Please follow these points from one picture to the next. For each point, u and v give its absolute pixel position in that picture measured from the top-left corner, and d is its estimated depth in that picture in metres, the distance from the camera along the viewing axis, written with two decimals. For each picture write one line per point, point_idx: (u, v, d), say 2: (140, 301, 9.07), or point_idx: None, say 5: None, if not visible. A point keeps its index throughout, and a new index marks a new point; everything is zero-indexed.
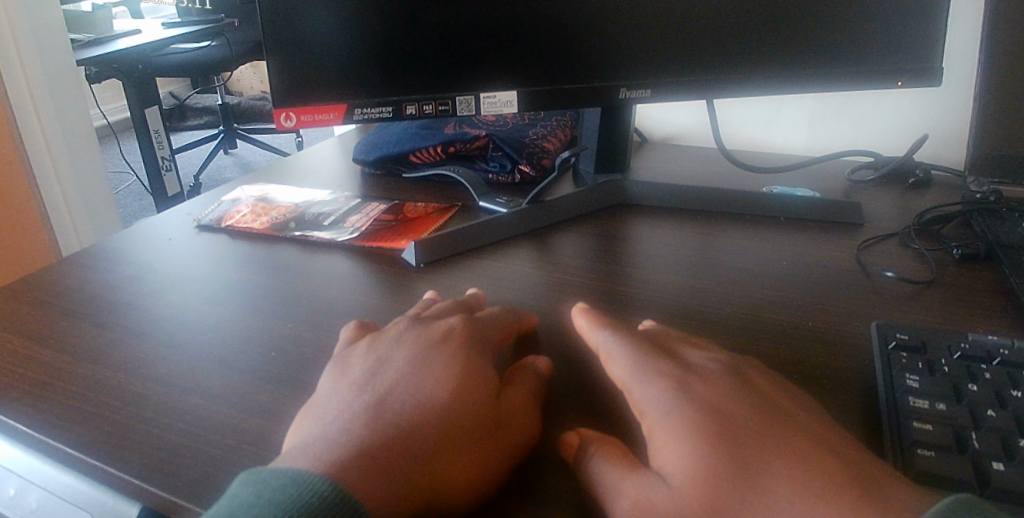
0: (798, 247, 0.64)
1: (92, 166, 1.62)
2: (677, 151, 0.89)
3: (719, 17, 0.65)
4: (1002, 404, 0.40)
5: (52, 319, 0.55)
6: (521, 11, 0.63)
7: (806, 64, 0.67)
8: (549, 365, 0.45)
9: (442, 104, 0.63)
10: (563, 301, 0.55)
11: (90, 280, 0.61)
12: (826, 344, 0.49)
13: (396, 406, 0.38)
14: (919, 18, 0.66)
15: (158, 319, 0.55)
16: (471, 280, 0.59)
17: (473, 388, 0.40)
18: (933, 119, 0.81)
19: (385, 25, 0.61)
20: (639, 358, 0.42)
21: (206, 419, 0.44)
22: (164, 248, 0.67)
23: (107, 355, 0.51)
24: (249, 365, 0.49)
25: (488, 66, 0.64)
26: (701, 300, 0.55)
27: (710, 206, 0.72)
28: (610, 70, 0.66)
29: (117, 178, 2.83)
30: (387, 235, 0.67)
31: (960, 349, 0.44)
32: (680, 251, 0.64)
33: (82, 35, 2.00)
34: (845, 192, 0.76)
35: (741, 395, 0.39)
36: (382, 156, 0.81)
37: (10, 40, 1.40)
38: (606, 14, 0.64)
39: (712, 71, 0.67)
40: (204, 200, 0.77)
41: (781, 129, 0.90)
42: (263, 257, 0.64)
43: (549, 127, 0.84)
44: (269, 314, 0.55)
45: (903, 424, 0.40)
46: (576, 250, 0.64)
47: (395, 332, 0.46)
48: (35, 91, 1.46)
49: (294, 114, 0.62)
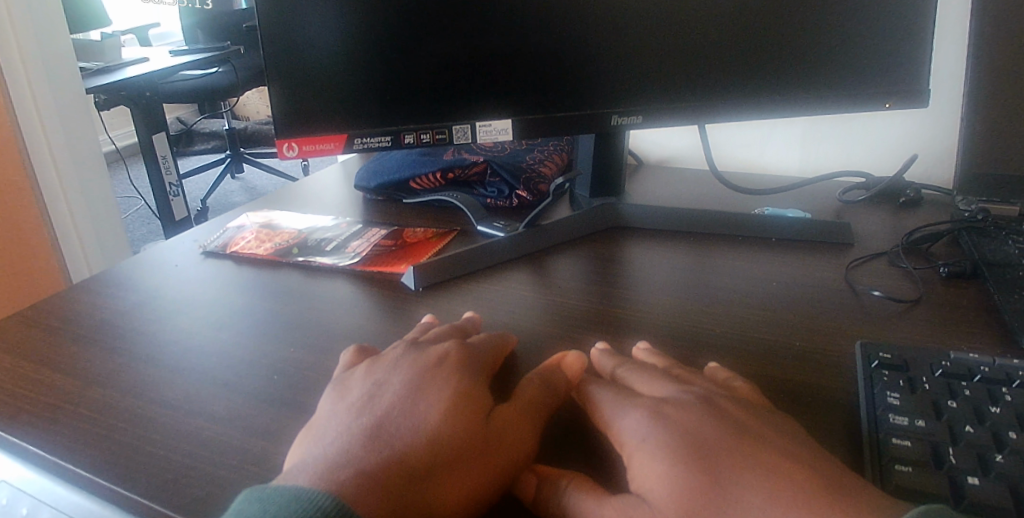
0: (788, 266, 0.66)
1: (100, 191, 1.65)
2: (672, 173, 0.91)
3: (708, 45, 0.67)
4: (980, 420, 0.42)
5: (63, 344, 0.57)
6: (516, 42, 0.65)
7: (794, 87, 0.69)
8: (548, 380, 0.46)
9: (439, 133, 0.66)
10: (558, 323, 0.57)
11: (100, 306, 0.63)
12: (814, 363, 0.51)
13: (391, 429, 0.40)
14: (905, 41, 0.68)
15: (165, 343, 0.57)
16: (469, 304, 0.61)
17: (466, 411, 0.42)
18: (921, 140, 0.83)
19: (386, 57, 0.64)
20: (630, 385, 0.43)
21: (211, 441, 0.46)
22: (171, 274, 0.69)
23: (115, 379, 0.52)
24: (253, 389, 0.50)
25: (484, 96, 0.66)
26: (692, 320, 0.57)
27: (703, 228, 0.73)
28: (601, 98, 0.68)
29: (126, 204, 2.87)
30: (388, 260, 0.69)
31: (942, 367, 0.46)
32: (672, 272, 0.65)
33: (92, 63, 2.04)
34: (836, 212, 0.78)
35: (724, 416, 0.40)
36: (383, 183, 0.83)
37: (19, 62, 1.43)
38: (596, 43, 0.66)
39: (703, 97, 0.69)
40: (209, 226, 0.79)
41: (774, 151, 0.91)
42: (267, 283, 0.66)
43: (546, 151, 0.86)
44: (273, 338, 0.57)
45: (882, 440, 0.41)
46: (572, 272, 0.66)
47: (392, 356, 0.47)
48: (46, 119, 1.49)
49: (297, 144, 0.64)
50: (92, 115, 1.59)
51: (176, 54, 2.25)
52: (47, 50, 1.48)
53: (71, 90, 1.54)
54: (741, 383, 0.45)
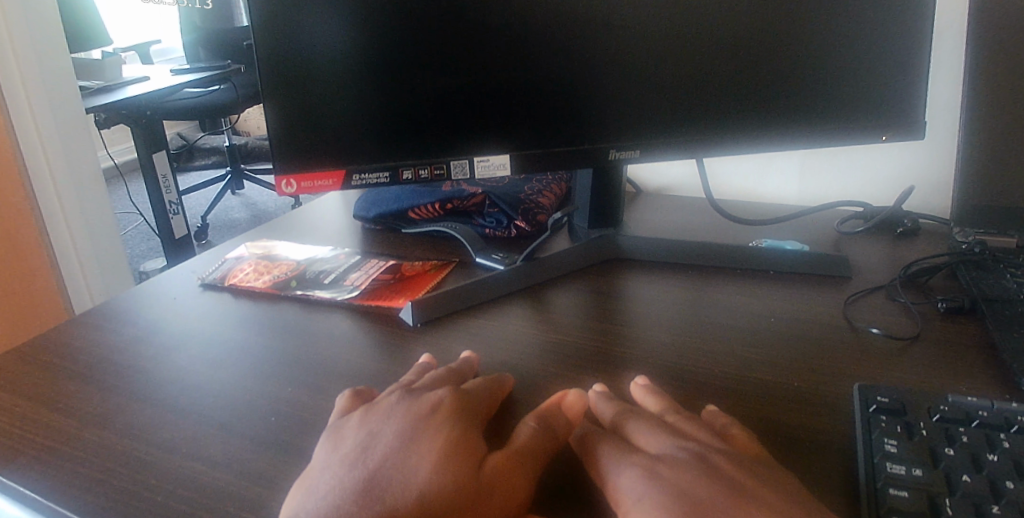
0: (785, 301, 0.66)
1: (101, 219, 1.62)
2: (671, 202, 0.92)
3: (705, 79, 0.68)
4: (977, 468, 0.42)
5: (60, 381, 0.57)
6: (514, 78, 0.65)
7: (791, 121, 0.69)
8: (554, 431, 0.46)
9: (437, 169, 0.66)
10: (555, 361, 0.57)
11: (97, 341, 0.63)
12: (811, 405, 0.51)
13: (385, 482, 0.39)
14: (900, 76, 0.69)
15: (161, 382, 0.57)
16: (467, 341, 0.61)
17: (458, 464, 0.41)
18: (919, 170, 0.83)
19: (384, 94, 0.64)
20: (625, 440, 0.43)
21: (208, 487, 0.45)
22: (168, 307, 0.69)
23: (112, 420, 0.52)
24: (249, 431, 0.50)
25: (482, 131, 0.67)
26: (689, 360, 0.57)
27: (701, 261, 0.73)
28: (599, 132, 0.68)
29: (126, 221, 2.88)
30: (386, 294, 0.69)
31: (939, 411, 0.46)
32: (670, 307, 0.65)
33: (93, 82, 2.05)
34: (834, 243, 0.78)
35: (718, 471, 0.40)
36: (382, 213, 0.83)
37: (20, 85, 1.41)
38: (593, 79, 0.67)
39: (700, 130, 0.69)
40: (207, 257, 0.80)
41: (772, 180, 0.92)
42: (265, 317, 0.66)
43: (544, 181, 0.86)
44: (269, 377, 0.57)
45: (880, 491, 0.41)
46: (570, 307, 0.66)
47: (387, 404, 0.47)
48: (46, 141, 1.47)
49: (294, 180, 0.64)
50: (91, 135, 1.56)
51: (178, 72, 2.26)
52: (48, 70, 1.45)
53: (72, 111, 1.52)
54: (738, 431, 0.45)
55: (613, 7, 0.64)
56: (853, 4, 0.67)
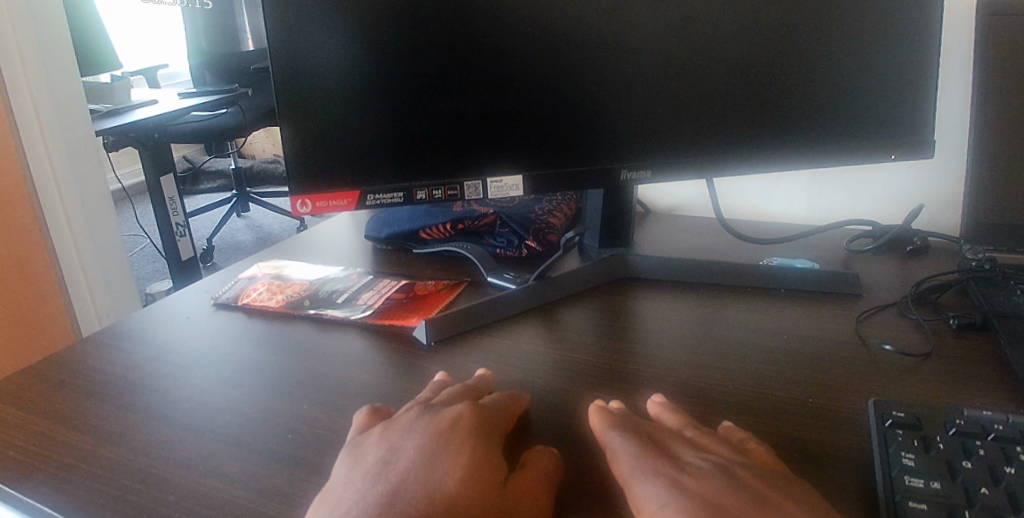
0: (797, 318, 0.66)
1: (111, 241, 1.63)
2: (680, 222, 0.92)
3: (713, 100, 0.69)
4: (996, 481, 0.42)
5: (75, 400, 0.57)
6: (525, 99, 0.66)
7: (799, 141, 0.70)
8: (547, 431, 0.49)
9: (451, 189, 0.66)
10: (569, 379, 0.57)
11: (112, 360, 0.63)
12: (827, 420, 0.51)
13: (404, 497, 0.40)
14: (906, 95, 0.70)
15: (177, 400, 0.57)
16: (481, 359, 0.61)
17: (479, 480, 0.42)
18: (927, 189, 0.84)
19: (398, 115, 0.65)
20: (643, 457, 0.43)
21: (227, 503, 0.46)
22: (182, 327, 0.69)
23: (129, 437, 0.52)
24: (266, 448, 0.51)
25: (495, 152, 0.67)
26: (703, 377, 0.57)
27: (711, 279, 0.74)
28: (610, 153, 0.69)
29: (133, 243, 2.89)
30: (399, 313, 0.69)
31: (955, 425, 0.46)
32: (681, 325, 0.66)
33: (101, 105, 2.07)
34: (843, 262, 0.78)
35: (739, 486, 0.40)
36: (394, 233, 0.84)
37: (31, 109, 1.42)
38: (603, 98, 0.67)
39: (710, 150, 0.70)
40: (220, 277, 0.80)
41: (779, 200, 0.92)
42: (279, 336, 0.67)
43: (554, 202, 0.87)
44: (285, 395, 0.57)
45: (900, 504, 0.41)
46: (583, 325, 0.66)
47: (406, 420, 0.47)
48: (58, 163, 1.48)
49: (310, 200, 0.65)
50: (99, 155, 1.58)
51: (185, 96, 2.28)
52: (59, 94, 1.47)
53: (82, 134, 1.54)
54: (756, 445, 0.45)
55: (622, 31, 0.66)
56: (860, 28, 0.68)
